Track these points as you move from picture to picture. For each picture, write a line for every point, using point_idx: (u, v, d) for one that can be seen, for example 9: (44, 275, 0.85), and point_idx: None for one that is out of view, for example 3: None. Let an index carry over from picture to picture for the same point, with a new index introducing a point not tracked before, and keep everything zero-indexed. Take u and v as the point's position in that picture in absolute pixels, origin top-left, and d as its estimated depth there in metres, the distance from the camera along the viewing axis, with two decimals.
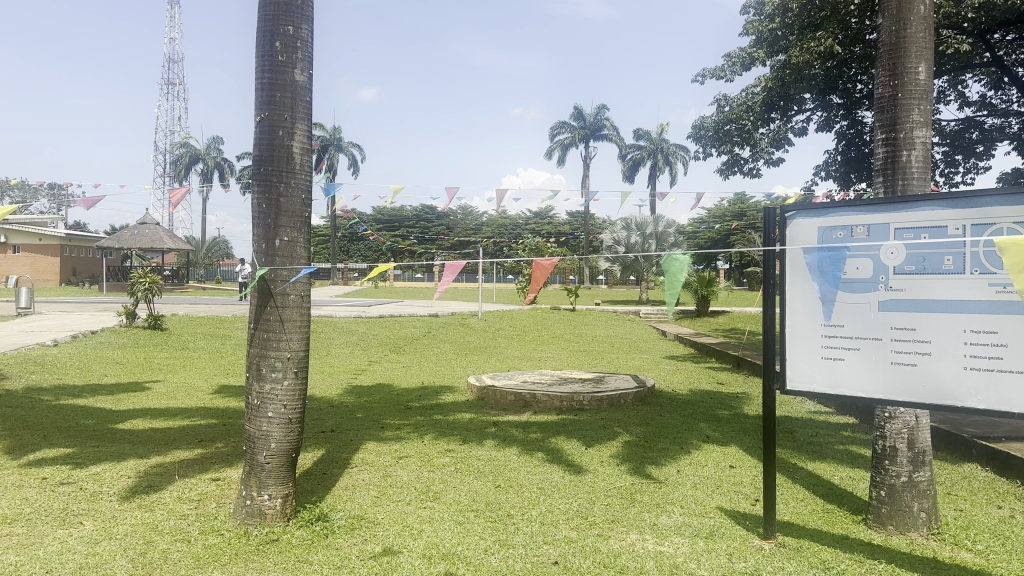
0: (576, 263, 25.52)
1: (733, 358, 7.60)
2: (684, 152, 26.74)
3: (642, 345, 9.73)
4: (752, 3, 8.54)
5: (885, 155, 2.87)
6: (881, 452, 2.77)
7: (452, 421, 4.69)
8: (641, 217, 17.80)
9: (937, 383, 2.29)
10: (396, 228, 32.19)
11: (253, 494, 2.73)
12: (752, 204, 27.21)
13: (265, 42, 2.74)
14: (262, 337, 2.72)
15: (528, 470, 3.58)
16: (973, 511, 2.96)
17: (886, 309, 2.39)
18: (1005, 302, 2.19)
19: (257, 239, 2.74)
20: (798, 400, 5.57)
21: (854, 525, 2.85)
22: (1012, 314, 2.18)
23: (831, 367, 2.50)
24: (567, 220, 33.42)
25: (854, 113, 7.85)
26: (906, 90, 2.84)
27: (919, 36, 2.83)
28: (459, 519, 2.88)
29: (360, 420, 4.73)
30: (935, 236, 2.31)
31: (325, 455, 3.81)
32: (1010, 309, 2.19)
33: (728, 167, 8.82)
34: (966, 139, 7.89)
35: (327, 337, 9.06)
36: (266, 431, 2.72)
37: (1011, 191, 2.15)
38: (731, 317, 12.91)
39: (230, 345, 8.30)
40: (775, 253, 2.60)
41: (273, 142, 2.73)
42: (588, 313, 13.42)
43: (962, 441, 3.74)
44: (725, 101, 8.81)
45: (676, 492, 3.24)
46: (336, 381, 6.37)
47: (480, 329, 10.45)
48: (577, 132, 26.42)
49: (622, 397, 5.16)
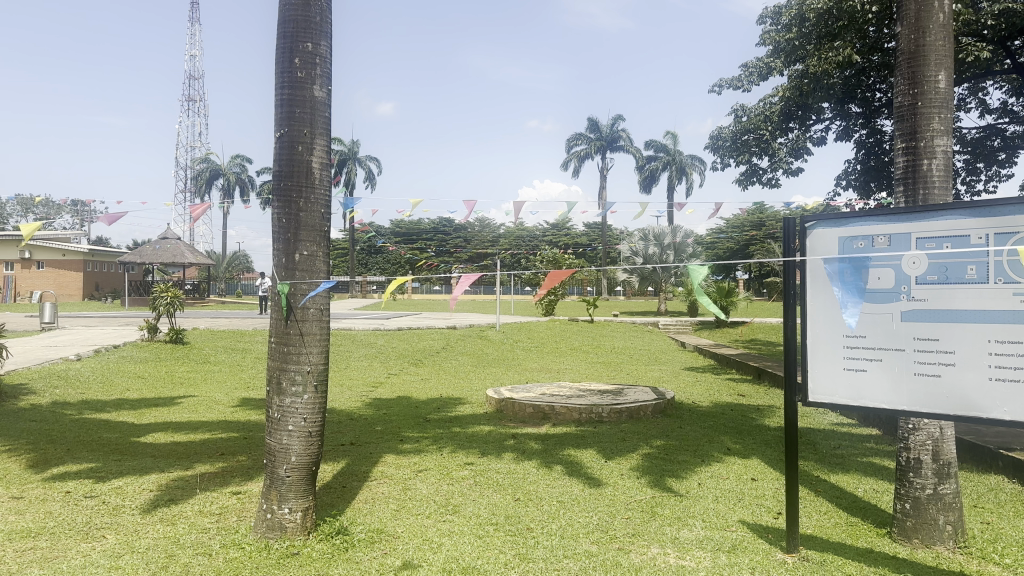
0: (593, 274, 25.43)
1: (753, 369, 7.53)
2: (700, 162, 26.65)
3: (661, 357, 9.69)
4: (769, 13, 8.52)
5: (906, 164, 2.85)
6: (905, 463, 2.74)
7: (471, 434, 4.69)
8: (659, 228, 17.76)
9: (961, 393, 2.27)
10: (414, 241, 32.33)
11: (274, 508, 2.75)
12: (771, 214, 27.03)
13: (284, 59, 2.77)
14: (282, 351, 2.74)
15: (547, 483, 3.56)
16: (1000, 524, 2.91)
17: (908, 319, 2.37)
18: None
19: (278, 254, 2.77)
20: (820, 412, 5.51)
21: (878, 538, 2.81)
22: None
23: (854, 378, 2.47)
24: (585, 232, 33.41)
25: (873, 122, 7.80)
26: (926, 98, 2.82)
27: (938, 44, 2.80)
28: (479, 532, 2.87)
29: (379, 432, 4.73)
30: (957, 246, 2.28)
31: (344, 468, 3.82)
32: None
33: (746, 178, 8.79)
34: (988, 146, 7.81)
35: (346, 350, 9.10)
36: (286, 444, 2.73)
37: None
38: (751, 328, 12.84)
39: (250, 358, 8.37)
40: (795, 263, 2.59)
41: (293, 157, 2.75)
42: (606, 324, 13.39)
43: (987, 453, 3.69)
44: (742, 111, 8.79)
45: (698, 505, 3.22)
46: (355, 394, 6.39)
47: (498, 341, 10.45)
48: (593, 144, 26.43)
49: (641, 409, 5.14)
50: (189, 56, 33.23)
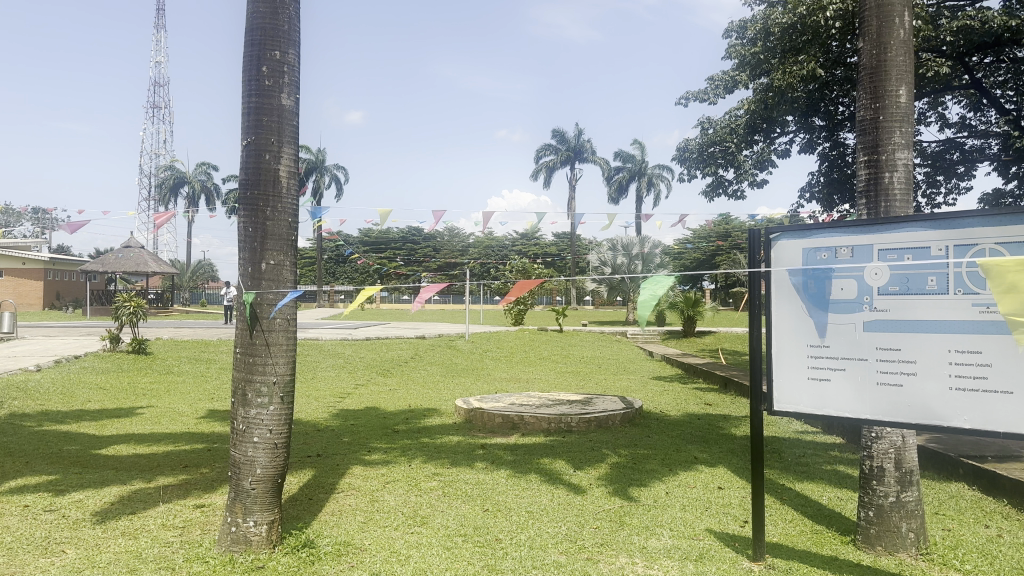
0: (563, 284, 25.50)
1: (720, 378, 7.60)
2: (667, 173, 26.90)
3: (630, 366, 9.73)
4: (734, 27, 8.65)
5: (868, 177, 2.90)
6: (869, 471, 2.78)
7: (440, 444, 4.66)
8: (627, 238, 17.89)
9: (922, 403, 2.31)
10: (383, 250, 32.22)
11: (238, 521, 2.70)
12: (738, 225, 27.38)
13: (252, 67, 2.75)
14: (247, 362, 2.71)
15: (516, 493, 3.55)
16: (961, 530, 2.96)
17: (871, 329, 2.41)
18: (989, 321, 2.21)
19: (243, 263, 2.74)
20: (785, 421, 5.58)
21: (843, 546, 2.84)
22: (994, 332, 2.20)
23: (818, 387, 2.50)
24: (554, 242, 33.58)
25: (835, 135, 7.94)
26: (887, 113, 2.88)
27: (899, 60, 2.87)
28: (447, 544, 2.85)
29: (346, 443, 4.69)
30: (918, 256, 2.33)
31: (310, 480, 3.78)
32: (994, 328, 2.20)
33: (712, 189, 8.89)
34: (947, 159, 7.99)
35: (314, 361, 9.01)
36: (251, 456, 2.70)
37: (992, 214, 2.17)
38: (717, 337, 12.95)
39: (215, 368, 8.24)
40: (761, 274, 2.63)
41: (260, 166, 2.73)
42: (575, 334, 13.42)
43: (949, 461, 3.76)
44: (708, 124, 8.90)
45: (665, 514, 3.23)
46: (323, 405, 6.32)
47: (467, 351, 10.41)
48: (561, 154, 26.55)
49: (609, 418, 5.16)
50: (155, 63, 32.94)
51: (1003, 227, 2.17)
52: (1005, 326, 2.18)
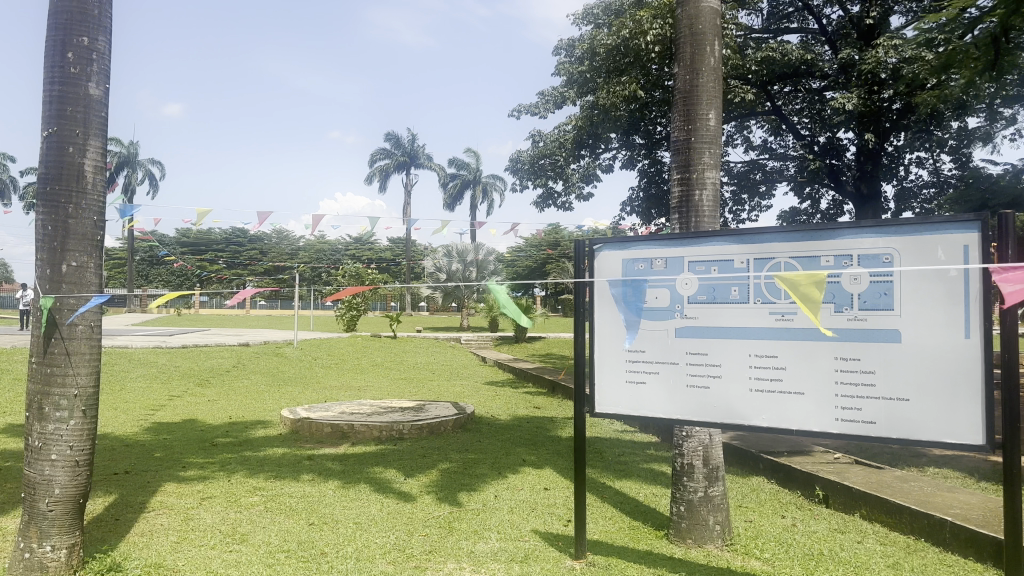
0: (397, 289, 25.32)
1: (549, 382, 7.83)
2: (501, 182, 27.40)
3: (462, 372, 9.81)
4: (564, 44, 8.95)
5: (679, 193, 3.10)
6: (680, 469, 2.96)
7: (264, 457, 4.49)
8: (462, 245, 18.04)
9: (726, 404, 2.48)
10: (205, 253, 30.57)
11: (32, 545, 2.46)
12: (567, 235, 28.33)
13: (55, 52, 2.53)
14: (44, 372, 2.48)
15: (343, 504, 3.48)
16: (761, 521, 3.22)
17: (682, 335, 2.57)
18: (780, 329, 2.41)
19: (41, 263, 2.51)
20: (608, 422, 5.83)
21: (657, 540, 3.00)
22: (786, 339, 2.40)
23: (634, 389, 2.64)
24: (387, 247, 33.26)
25: (655, 153, 8.41)
26: (697, 134, 3.09)
27: (708, 85, 3.08)
28: (269, 560, 2.74)
29: (159, 459, 4.41)
30: (723, 268, 2.51)
31: (118, 499, 3.51)
32: (785, 335, 2.40)
33: (542, 201, 9.16)
34: (751, 179, 8.67)
35: (125, 370, 8.40)
36: (48, 475, 2.48)
37: (789, 230, 2.38)
38: (547, 343, 13.33)
39: (7, 380, 7.49)
40: (582, 284, 2.76)
41: (61, 159, 2.51)
42: (408, 340, 13.34)
43: (752, 457, 4.07)
44: (538, 137, 9.15)
45: (492, 517, 3.28)
46: (135, 418, 5.91)
47: (295, 359, 10.09)
48: (396, 159, 26.36)
49: (440, 424, 5.17)
50: None
51: (797, 243, 2.38)
52: (796, 333, 2.38)
